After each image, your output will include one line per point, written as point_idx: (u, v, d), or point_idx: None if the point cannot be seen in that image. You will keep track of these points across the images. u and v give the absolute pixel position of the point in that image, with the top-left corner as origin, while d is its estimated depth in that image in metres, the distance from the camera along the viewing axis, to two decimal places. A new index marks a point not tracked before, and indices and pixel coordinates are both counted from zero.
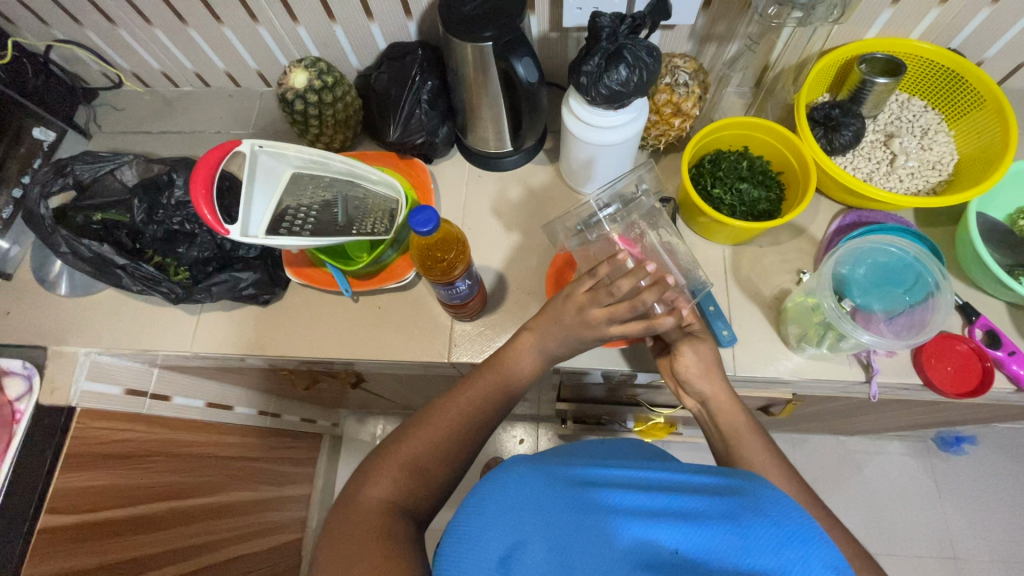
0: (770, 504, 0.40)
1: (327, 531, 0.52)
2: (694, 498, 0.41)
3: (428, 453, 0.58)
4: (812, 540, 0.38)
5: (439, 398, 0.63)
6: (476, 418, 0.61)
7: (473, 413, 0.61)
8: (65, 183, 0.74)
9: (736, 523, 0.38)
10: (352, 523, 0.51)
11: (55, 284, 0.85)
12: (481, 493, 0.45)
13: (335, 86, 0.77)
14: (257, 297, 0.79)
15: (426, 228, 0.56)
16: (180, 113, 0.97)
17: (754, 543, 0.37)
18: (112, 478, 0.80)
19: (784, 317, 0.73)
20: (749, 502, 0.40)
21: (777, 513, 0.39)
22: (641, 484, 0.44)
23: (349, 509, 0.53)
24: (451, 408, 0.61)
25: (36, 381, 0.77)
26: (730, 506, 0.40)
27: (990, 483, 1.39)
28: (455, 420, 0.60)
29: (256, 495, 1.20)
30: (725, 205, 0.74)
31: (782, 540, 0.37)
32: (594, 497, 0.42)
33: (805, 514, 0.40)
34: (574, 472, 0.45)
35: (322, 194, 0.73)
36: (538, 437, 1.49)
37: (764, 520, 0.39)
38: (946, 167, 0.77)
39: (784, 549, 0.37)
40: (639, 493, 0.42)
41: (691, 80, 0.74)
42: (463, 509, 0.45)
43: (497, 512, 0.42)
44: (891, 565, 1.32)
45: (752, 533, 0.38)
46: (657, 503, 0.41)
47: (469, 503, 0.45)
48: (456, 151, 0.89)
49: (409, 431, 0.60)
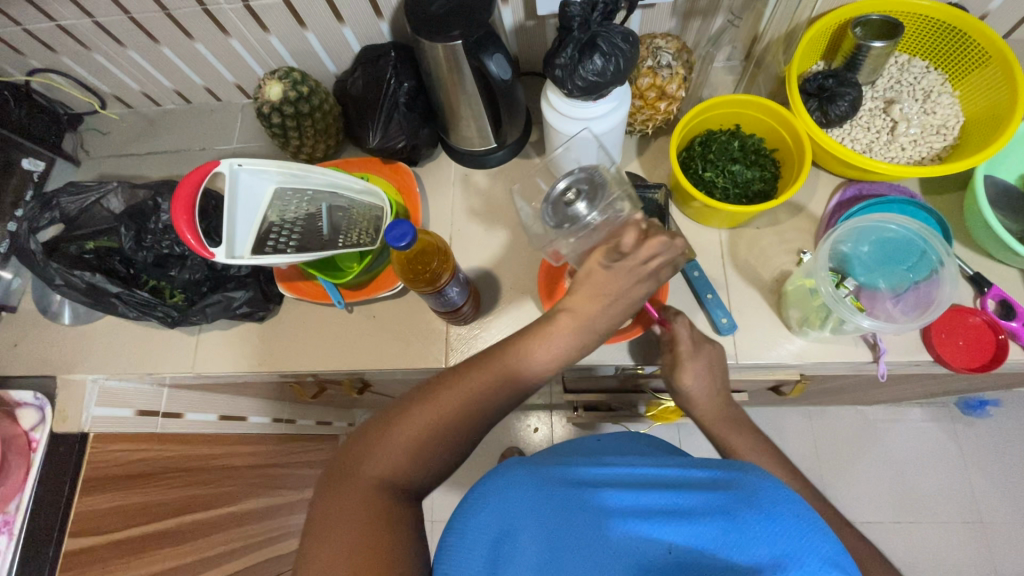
0: (763, 495, 0.40)
1: (316, 515, 0.49)
2: (689, 494, 0.41)
3: (426, 444, 0.53)
4: (806, 529, 0.38)
5: (431, 382, 0.56)
6: (485, 402, 0.54)
7: (482, 395, 0.54)
8: (53, 218, 0.74)
9: (729, 518, 0.38)
10: (340, 515, 0.48)
11: (58, 314, 0.86)
12: (481, 493, 0.45)
13: (311, 96, 0.76)
14: (253, 315, 0.80)
15: (403, 243, 0.55)
16: (164, 132, 0.97)
17: (750, 535, 0.37)
18: (132, 497, 0.81)
19: (785, 301, 0.70)
20: (742, 495, 0.40)
21: (771, 508, 0.39)
22: (638, 483, 0.44)
23: (338, 492, 0.50)
24: (447, 394, 0.54)
25: (48, 410, 0.78)
26: (724, 501, 0.40)
27: (1015, 444, 1.36)
28: (463, 402, 0.54)
29: (278, 500, 1.23)
30: (717, 187, 0.72)
31: (775, 532, 0.37)
32: (591, 497, 0.42)
33: (798, 500, 0.40)
34: (569, 472, 0.46)
35: (306, 208, 0.71)
36: (552, 425, 1.48)
37: (760, 513, 0.38)
38: (951, 131, 0.73)
39: (779, 539, 0.37)
40: (634, 492, 0.42)
41: (674, 60, 0.71)
42: (461, 511, 0.46)
43: (490, 508, 0.44)
44: (915, 533, 1.31)
45: (746, 527, 0.38)
46: (652, 501, 0.41)
47: (466, 505, 0.46)
48: (440, 151, 0.87)
49: (396, 409, 0.54)
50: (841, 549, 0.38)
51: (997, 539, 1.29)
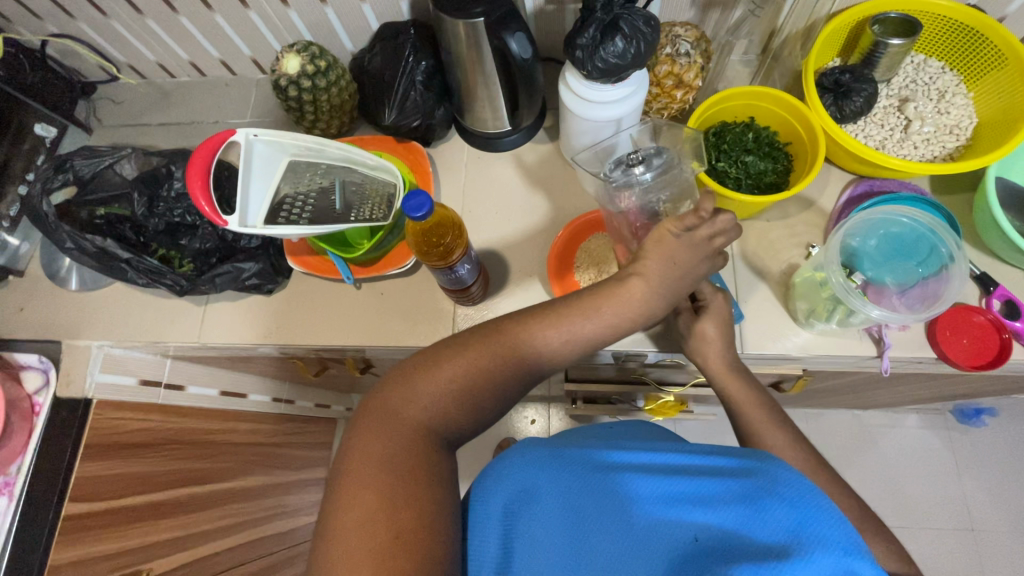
0: (782, 484, 0.40)
1: (340, 519, 0.45)
2: (707, 481, 0.42)
3: (434, 418, 0.51)
4: (828, 521, 0.37)
5: (429, 356, 0.54)
6: (517, 363, 0.53)
7: (513, 356, 0.53)
8: (66, 179, 0.74)
9: (746, 506, 0.39)
10: (368, 515, 0.44)
11: (66, 279, 0.86)
12: (505, 477, 0.48)
13: (329, 70, 0.76)
14: (261, 287, 0.80)
15: (420, 214, 0.55)
16: (177, 104, 0.97)
17: (766, 525, 0.38)
18: (132, 465, 0.81)
19: (793, 293, 0.71)
20: (760, 483, 0.41)
21: (792, 495, 0.39)
22: (657, 467, 0.45)
23: (358, 489, 0.46)
24: (457, 366, 0.52)
25: (52, 374, 0.78)
26: (743, 489, 0.41)
27: (1009, 454, 1.37)
28: (495, 361, 0.53)
29: (276, 479, 1.23)
30: (730, 177, 0.72)
31: (793, 521, 0.37)
32: (611, 482, 0.44)
33: (819, 491, 0.40)
34: (590, 454, 0.47)
35: (320, 181, 0.72)
36: (550, 417, 1.49)
37: (781, 501, 0.39)
38: (964, 131, 0.73)
39: (797, 529, 0.37)
40: (654, 478, 0.43)
41: (693, 49, 0.71)
42: (487, 487, 0.49)
43: (515, 491, 0.47)
44: (907, 537, 1.32)
45: (763, 516, 0.38)
46: (672, 488, 0.42)
47: (490, 481, 0.49)
48: (454, 133, 0.87)
49: (399, 390, 0.51)
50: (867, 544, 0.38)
51: (987, 547, 1.30)
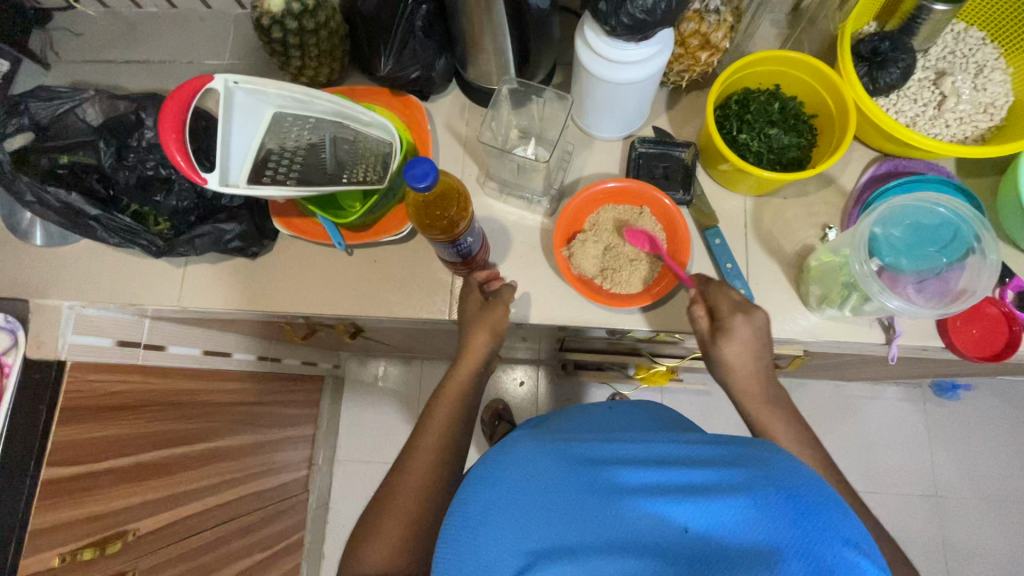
0: (783, 475, 0.39)
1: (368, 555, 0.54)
2: (705, 472, 0.40)
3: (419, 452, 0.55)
4: (829, 515, 0.36)
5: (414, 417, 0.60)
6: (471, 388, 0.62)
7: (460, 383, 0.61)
8: (20, 124, 0.67)
9: (747, 496, 0.37)
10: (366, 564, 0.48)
11: (29, 233, 0.80)
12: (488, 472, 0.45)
13: (317, 9, 0.67)
14: (245, 250, 0.75)
15: (423, 183, 0.50)
16: (145, 39, 0.87)
17: (769, 517, 0.35)
18: (113, 429, 0.77)
19: (806, 277, 0.68)
20: (761, 473, 0.39)
21: (792, 487, 0.37)
22: (652, 459, 0.43)
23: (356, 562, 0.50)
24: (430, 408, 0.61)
25: (21, 334, 0.71)
26: (742, 478, 0.39)
27: (981, 426, 1.41)
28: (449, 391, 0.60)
29: (262, 437, 1.21)
30: (752, 150, 0.68)
31: (796, 513, 0.36)
32: (603, 474, 0.41)
33: (820, 483, 0.39)
34: (585, 449, 0.45)
35: (308, 138, 0.64)
36: (538, 378, 1.48)
37: (781, 491, 0.37)
38: (998, 111, 0.69)
39: (800, 525, 0.35)
40: (647, 469, 0.41)
41: (723, 5, 0.64)
42: (468, 487, 0.45)
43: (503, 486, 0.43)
44: (877, 502, 1.37)
45: (763, 506, 0.36)
46: (666, 478, 0.40)
47: (473, 484, 0.45)
48: (455, 86, 0.80)
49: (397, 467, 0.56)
50: (865, 537, 0.37)
51: (951, 512, 1.37)
